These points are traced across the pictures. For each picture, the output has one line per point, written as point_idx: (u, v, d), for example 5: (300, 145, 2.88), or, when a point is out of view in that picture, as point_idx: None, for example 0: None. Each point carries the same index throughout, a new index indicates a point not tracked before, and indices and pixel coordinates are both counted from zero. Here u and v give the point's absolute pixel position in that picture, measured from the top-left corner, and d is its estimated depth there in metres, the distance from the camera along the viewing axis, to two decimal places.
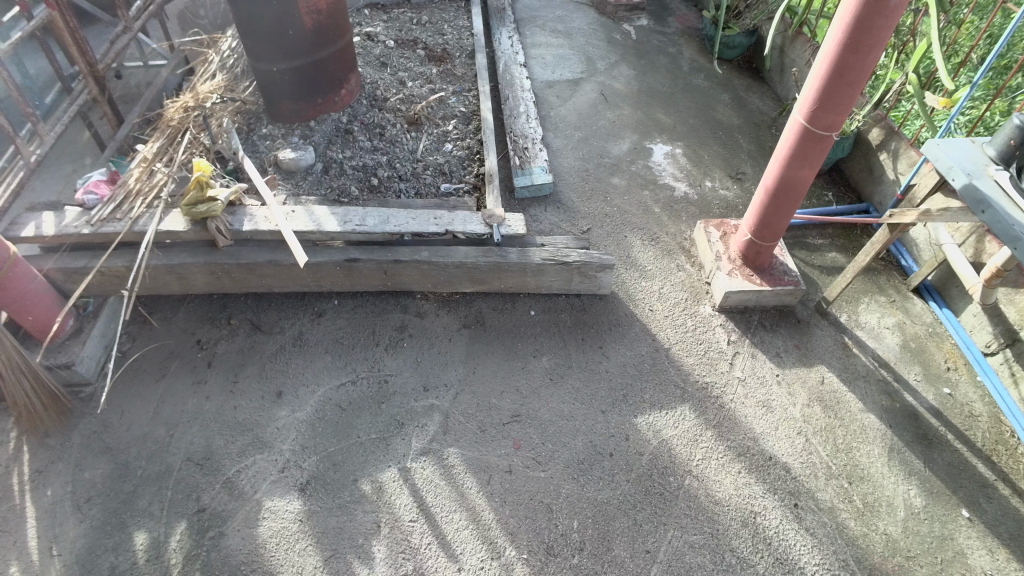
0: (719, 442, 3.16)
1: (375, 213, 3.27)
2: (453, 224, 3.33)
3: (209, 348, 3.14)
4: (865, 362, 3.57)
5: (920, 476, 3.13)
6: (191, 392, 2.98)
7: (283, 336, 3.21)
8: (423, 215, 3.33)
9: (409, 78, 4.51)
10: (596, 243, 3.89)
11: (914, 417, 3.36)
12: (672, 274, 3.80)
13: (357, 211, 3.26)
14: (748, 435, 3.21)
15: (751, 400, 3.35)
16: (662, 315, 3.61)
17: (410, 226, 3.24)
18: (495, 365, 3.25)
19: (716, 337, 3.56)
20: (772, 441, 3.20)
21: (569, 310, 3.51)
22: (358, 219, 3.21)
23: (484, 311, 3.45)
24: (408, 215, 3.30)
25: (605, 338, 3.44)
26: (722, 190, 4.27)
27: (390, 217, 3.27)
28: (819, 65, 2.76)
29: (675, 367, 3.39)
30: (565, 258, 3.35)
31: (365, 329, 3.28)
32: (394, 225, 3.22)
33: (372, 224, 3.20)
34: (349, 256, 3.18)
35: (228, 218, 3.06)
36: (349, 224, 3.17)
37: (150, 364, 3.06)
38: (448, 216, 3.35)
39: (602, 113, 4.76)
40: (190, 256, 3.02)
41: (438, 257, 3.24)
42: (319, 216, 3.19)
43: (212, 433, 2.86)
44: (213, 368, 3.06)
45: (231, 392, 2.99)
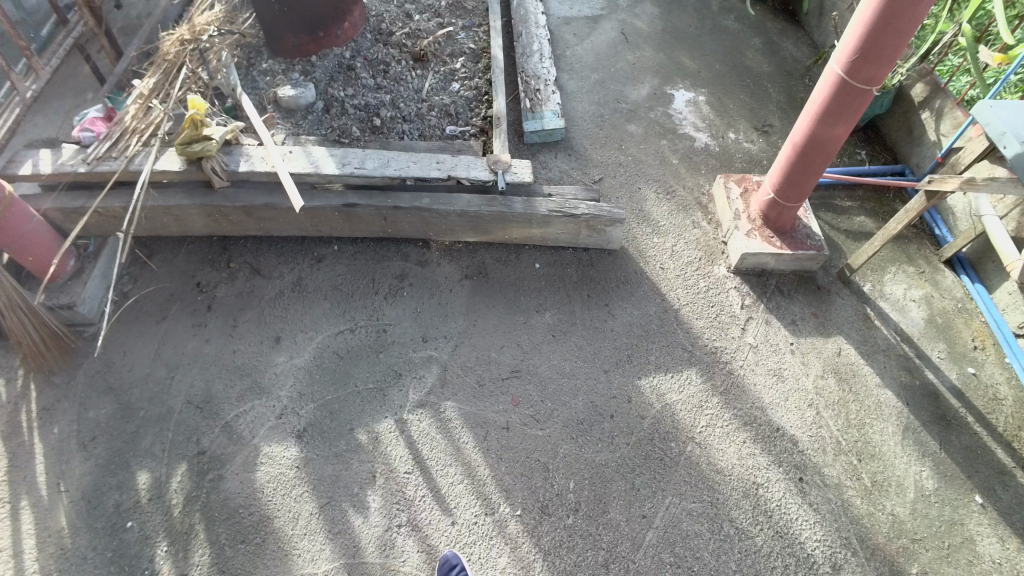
0: (725, 410, 3.06)
1: (375, 156, 3.12)
2: (455, 169, 3.17)
3: (209, 291, 3.12)
4: (886, 336, 3.45)
5: (935, 458, 3.05)
6: (192, 334, 2.98)
7: (283, 281, 3.17)
8: (423, 157, 3.18)
9: (416, 11, 4.19)
10: (607, 195, 3.70)
11: (934, 396, 3.25)
12: (687, 230, 3.62)
13: (356, 154, 3.11)
14: (756, 404, 3.10)
15: (762, 367, 3.20)
16: (673, 273, 3.46)
17: (411, 170, 3.09)
18: (497, 317, 3.17)
19: (730, 299, 3.40)
20: (781, 412, 3.09)
21: (575, 265, 3.40)
22: (357, 162, 3.07)
23: (487, 262, 3.34)
24: (408, 158, 3.15)
25: (612, 296, 3.32)
26: (745, 143, 4.04)
27: (390, 160, 3.12)
28: (863, 11, 2.52)
29: (684, 329, 3.25)
30: (573, 210, 3.20)
31: (365, 276, 3.21)
32: (394, 168, 3.08)
33: (371, 167, 3.06)
34: (348, 202, 3.07)
35: (225, 158, 2.95)
36: (348, 167, 3.04)
37: (151, 306, 3.06)
38: (450, 160, 3.19)
39: (621, 54, 4.45)
40: (187, 199, 2.98)
41: (440, 204, 3.11)
42: (317, 156, 3.06)
43: (211, 376, 2.87)
44: (214, 312, 3.05)
45: (231, 336, 2.98)
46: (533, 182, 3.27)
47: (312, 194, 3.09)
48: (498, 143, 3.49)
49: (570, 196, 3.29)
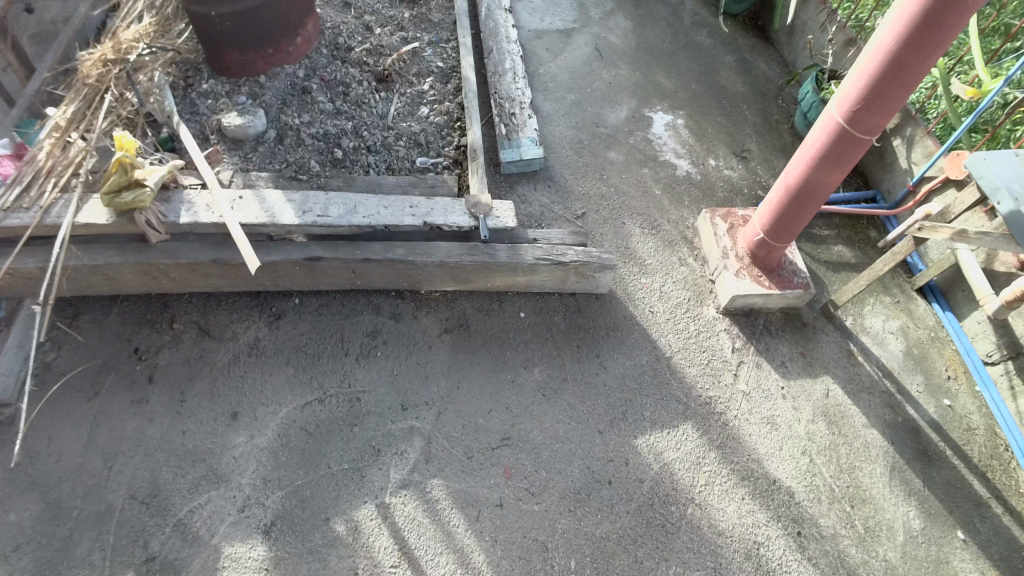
0: (723, 465, 2.85)
1: (341, 200, 2.79)
2: (432, 214, 2.90)
3: (151, 358, 2.81)
4: (870, 373, 3.26)
5: (919, 496, 2.91)
6: (130, 414, 2.67)
7: (237, 343, 2.88)
8: (395, 199, 2.89)
9: (376, 23, 3.94)
10: (590, 233, 3.47)
11: (915, 432, 3.10)
12: (675, 269, 3.40)
13: (320, 197, 2.77)
14: (752, 456, 2.89)
15: (756, 417, 2.99)
16: (664, 318, 3.23)
17: (383, 217, 2.81)
18: (481, 376, 2.92)
19: (722, 342, 3.18)
20: (776, 463, 2.89)
21: (562, 313, 3.15)
22: (322, 209, 2.73)
23: (468, 313, 3.08)
24: (379, 202, 2.85)
25: (602, 346, 3.08)
26: (726, 171, 3.88)
27: (358, 205, 2.81)
28: (867, 59, 2.28)
29: (677, 380, 3.04)
30: (561, 257, 2.95)
31: (331, 334, 2.94)
32: (365, 216, 2.78)
33: (338, 214, 2.74)
34: (313, 253, 2.73)
35: (162, 207, 2.58)
36: (309, 214, 2.70)
37: (81, 382, 2.72)
38: (426, 203, 2.93)
39: (597, 73, 4.26)
40: (118, 255, 2.57)
41: (417, 254, 2.81)
42: (273, 203, 2.70)
43: (159, 463, 2.56)
44: (155, 383, 2.75)
45: (178, 414, 2.69)
46: (517, 229, 3.00)
47: (269, 247, 2.71)
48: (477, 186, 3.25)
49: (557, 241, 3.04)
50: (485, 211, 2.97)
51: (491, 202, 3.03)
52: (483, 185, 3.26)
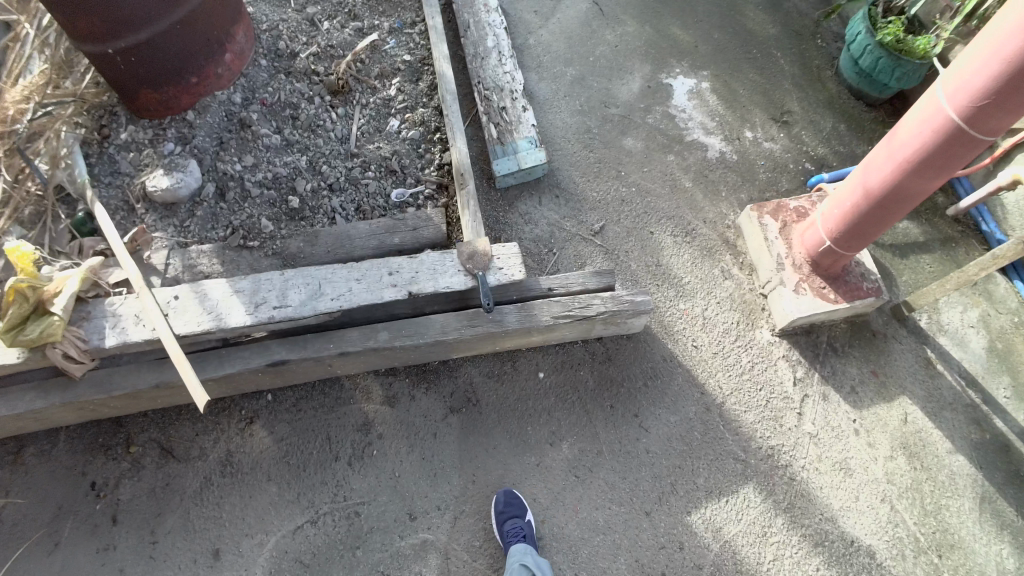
0: (793, 531, 2.35)
1: (301, 279, 2.28)
2: (417, 278, 2.37)
3: (112, 492, 2.45)
4: (952, 385, 2.57)
5: (1015, 529, 2.35)
6: (96, 566, 2.33)
7: (208, 463, 2.51)
8: (366, 264, 2.36)
9: (325, 15, 3.20)
10: (613, 251, 2.92)
11: (1005, 450, 2.48)
12: (716, 285, 2.82)
13: (275, 279, 2.26)
14: (825, 514, 2.37)
15: (827, 465, 2.44)
16: (710, 352, 2.68)
17: (355, 294, 2.29)
18: (503, 465, 2.52)
19: (781, 374, 2.61)
20: (854, 517, 2.35)
21: (587, 365, 2.68)
22: (278, 297, 2.23)
23: (476, 382, 2.65)
24: (348, 273, 2.33)
25: (639, 401, 2.61)
26: (766, 144, 3.20)
27: (322, 282, 2.29)
28: (1012, 35, 1.63)
29: (733, 431, 2.52)
30: (584, 310, 2.46)
31: (318, 435, 2.56)
32: (332, 296, 2.27)
33: (299, 301, 2.24)
34: (277, 356, 2.25)
35: (81, 328, 2.07)
36: (261, 307, 2.20)
37: (39, 531, 2.38)
38: (407, 263, 2.39)
39: (599, 34, 3.52)
40: (43, 397, 2.11)
41: (403, 338, 2.33)
42: (214, 296, 2.20)
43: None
44: (121, 525, 2.40)
45: (150, 559, 2.35)
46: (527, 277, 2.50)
47: (222, 358, 2.23)
48: (470, 232, 2.65)
49: (578, 286, 2.53)
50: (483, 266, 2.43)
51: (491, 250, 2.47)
52: (478, 225, 2.68)
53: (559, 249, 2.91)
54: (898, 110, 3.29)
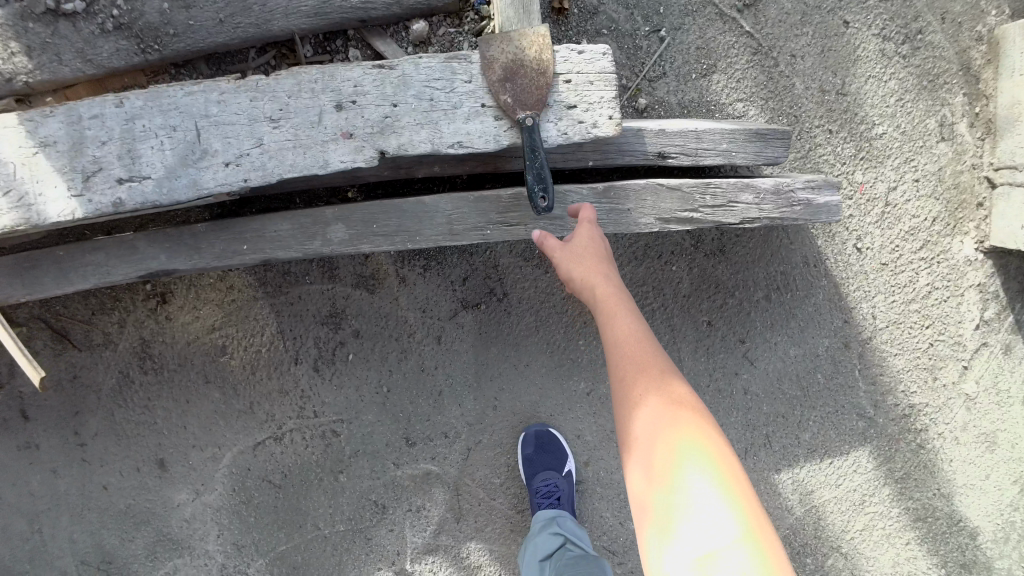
0: (896, 504, 1.86)
1: (161, 121, 1.27)
2: (395, 113, 1.34)
3: (8, 382, 1.80)
4: None
5: None
6: (24, 464, 1.83)
7: (121, 353, 1.81)
8: (288, 84, 1.30)
9: None
10: (769, 52, 1.81)
11: None
12: (926, 147, 1.80)
13: (110, 117, 1.26)
14: (943, 489, 1.86)
15: (972, 435, 1.85)
16: (879, 265, 1.81)
17: (273, 152, 1.31)
18: (538, 388, 1.86)
19: (964, 310, 1.82)
20: (975, 497, 1.87)
21: (686, 258, 1.82)
22: (123, 160, 1.27)
23: (504, 268, 1.82)
24: (254, 106, 1.30)
25: (754, 321, 1.82)
26: None
27: (204, 129, 1.29)
28: None
29: (867, 378, 1.83)
30: (731, 205, 1.53)
31: (264, 323, 1.81)
32: (226, 158, 1.30)
33: (164, 166, 1.28)
34: (157, 265, 1.42)
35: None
36: (95, 179, 1.27)
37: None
38: (375, 83, 1.33)
39: None
40: None
41: (374, 238, 1.45)
42: (5, 157, 1.25)
43: (95, 527, 1.84)
44: (36, 422, 1.82)
45: (86, 464, 1.83)
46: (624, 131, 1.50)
47: (63, 267, 1.41)
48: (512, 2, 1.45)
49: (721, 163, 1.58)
50: (537, 108, 1.39)
51: (554, 73, 1.40)
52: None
53: (672, 31, 1.81)
54: None
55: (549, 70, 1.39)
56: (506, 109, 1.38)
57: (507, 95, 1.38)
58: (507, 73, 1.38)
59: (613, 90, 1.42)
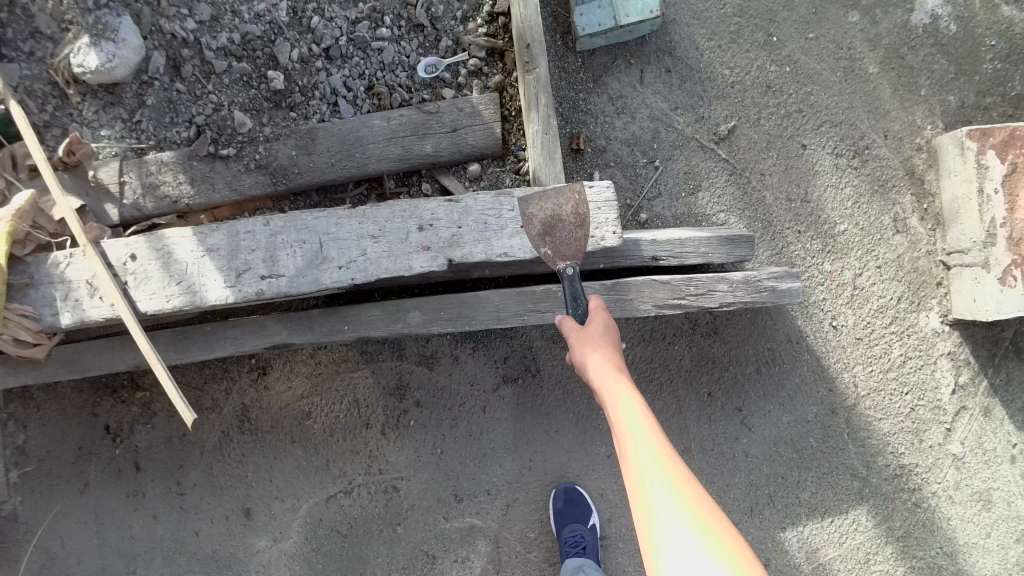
0: (901, 563, 2.01)
1: (295, 236, 1.64)
2: (461, 233, 1.72)
3: (128, 437, 2.08)
4: None
5: None
6: (130, 510, 2.08)
7: (224, 416, 2.08)
8: (385, 212, 1.68)
9: None
10: (742, 173, 2.20)
11: None
12: (883, 239, 2.12)
13: (259, 233, 1.62)
14: (947, 549, 2.00)
15: (966, 494, 2.01)
16: (852, 338, 2.08)
17: (372, 260, 1.67)
18: (566, 452, 2.13)
19: (939, 376, 2.04)
20: (979, 556, 1.99)
21: (684, 338, 2.12)
22: (266, 262, 1.62)
23: (536, 349, 2.12)
24: (361, 227, 1.67)
25: (748, 392, 2.10)
26: (1006, 10, 2.16)
27: (325, 243, 1.65)
28: None
29: (858, 441, 2.05)
30: (709, 295, 1.91)
31: (345, 393, 2.09)
32: (339, 263, 1.65)
33: (295, 269, 1.63)
34: (279, 339, 1.77)
35: (26, 303, 1.57)
36: (245, 276, 1.61)
37: (62, 470, 2.07)
38: (446, 212, 1.71)
39: None
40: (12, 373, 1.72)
41: (443, 322, 1.79)
42: (181, 259, 1.60)
43: (182, 569, 2.08)
44: (146, 472, 2.09)
45: (182, 511, 2.09)
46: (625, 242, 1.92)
47: (208, 338, 1.76)
48: (540, 153, 1.92)
49: (701, 261, 1.98)
50: (576, 252, 1.75)
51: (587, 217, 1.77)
52: (548, 139, 1.93)
53: (664, 161, 2.23)
54: None
55: (587, 219, 1.77)
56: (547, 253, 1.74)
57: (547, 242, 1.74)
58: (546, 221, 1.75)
59: (615, 211, 1.79)
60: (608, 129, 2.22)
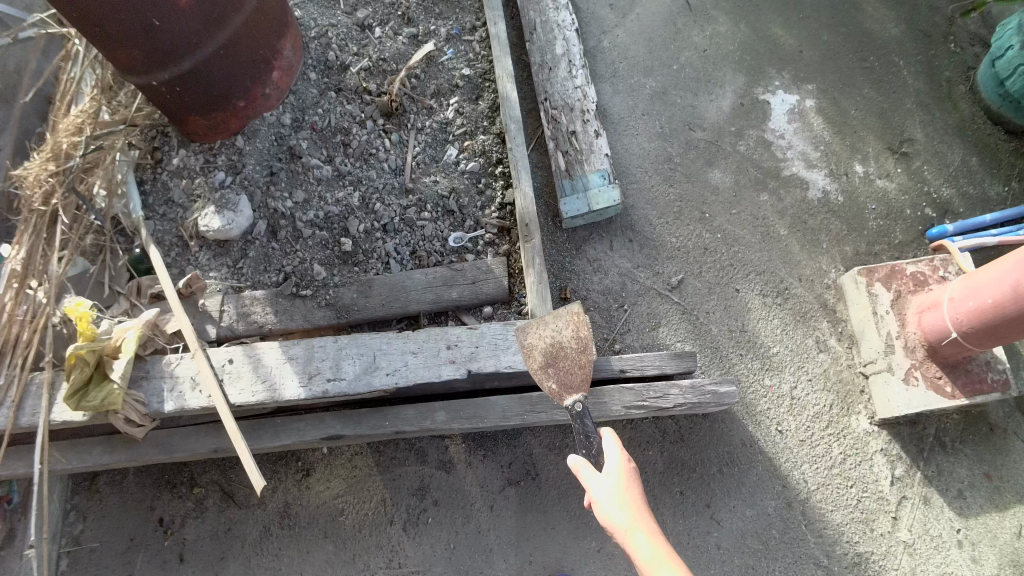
0: None
1: (355, 350, 2.29)
2: (478, 350, 2.31)
3: (178, 530, 2.59)
4: None
5: None
6: None
7: (267, 512, 2.59)
8: (423, 335, 2.32)
9: (377, 19, 2.99)
10: (691, 310, 2.67)
11: None
12: (810, 358, 2.55)
13: (328, 346, 2.30)
14: None
15: None
16: (796, 439, 2.43)
17: (410, 367, 2.27)
18: (562, 547, 2.44)
19: (877, 471, 2.35)
20: None
21: (657, 445, 2.46)
22: (331, 367, 2.27)
23: (534, 454, 2.55)
24: (405, 344, 2.30)
25: (713, 490, 2.40)
26: (879, 182, 2.79)
27: (378, 355, 2.28)
28: None
29: (816, 533, 2.30)
30: (660, 398, 2.28)
31: (374, 492, 2.56)
32: (386, 369, 2.27)
33: (353, 373, 2.26)
34: (333, 432, 2.29)
35: (140, 391, 2.22)
36: (315, 378, 2.25)
37: (111, 559, 2.56)
38: (467, 333, 2.33)
39: (686, 37, 3.12)
40: (110, 451, 2.34)
41: (462, 419, 2.28)
42: (270, 363, 2.27)
43: None
44: (188, 564, 2.55)
45: None
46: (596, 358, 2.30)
47: (276, 428, 2.31)
48: (536, 297, 2.55)
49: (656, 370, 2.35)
50: (584, 379, 1.99)
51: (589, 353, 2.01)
52: (543, 288, 2.57)
53: (630, 305, 2.70)
54: None
55: (586, 344, 2.01)
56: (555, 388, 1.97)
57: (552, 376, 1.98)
58: (547, 353, 2.00)
59: None
60: (587, 283, 2.73)
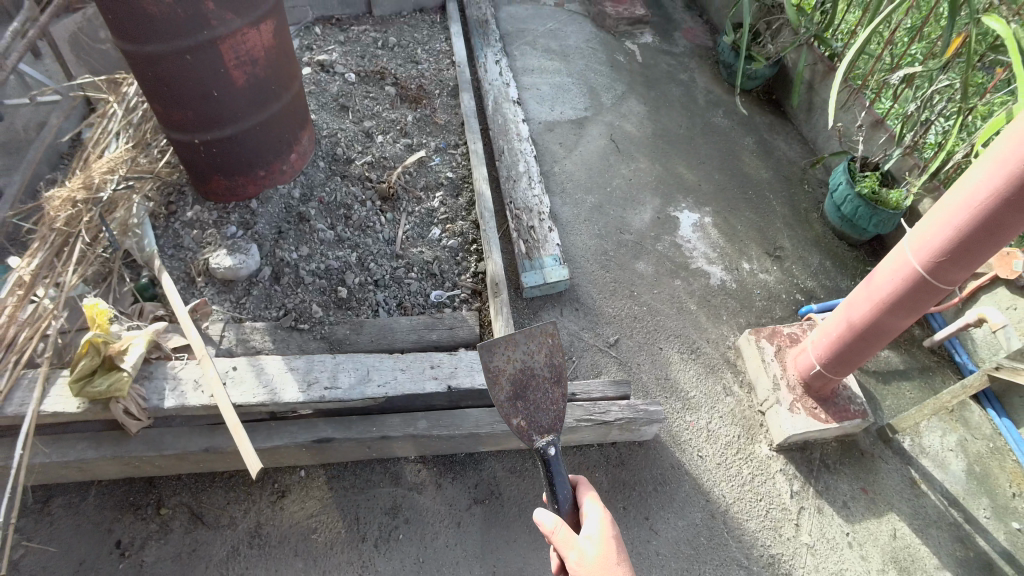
0: None
1: (351, 365, 2.65)
2: (457, 370, 2.73)
3: (138, 551, 2.56)
4: (935, 504, 2.85)
5: None
6: None
7: (237, 531, 2.65)
8: (409, 357, 2.73)
9: (378, 130, 3.77)
10: (626, 362, 3.23)
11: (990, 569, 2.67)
12: (719, 401, 3.13)
13: (326, 361, 2.64)
14: None
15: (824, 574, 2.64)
16: (715, 463, 2.93)
17: (398, 381, 2.64)
18: (522, 558, 2.68)
19: (779, 487, 2.87)
20: None
21: (603, 468, 2.88)
22: (329, 377, 2.59)
23: (497, 478, 2.88)
24: (394, 363, 2.69)
25: (650, 505, 2.79)
26: (761, 275, 3.62)
27: (372, 370, 2.65)
28: (935, 227, 2.16)
29: (736, 539, 2.71)
30: (604, 415, 2.76)
31: (346, 512, 2.73)
32: (377, 381, 2.62)
33: (348, 383, 2.59)
34: (323, 434, 2.58)
35: (143, 387, 2.44)
36: (313, 386, 2.55)
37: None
38: (447, 357, 2.76)
39: (614, 168, 4.05)
40: (94, 447, 2.46)
41: (440, 427, 2.67)
42: (273, 372, 2.57)
43: None
44: None
45: None
46: None
47: (270, 430, 2.57)
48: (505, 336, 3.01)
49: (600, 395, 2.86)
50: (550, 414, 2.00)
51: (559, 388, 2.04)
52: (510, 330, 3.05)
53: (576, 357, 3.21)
54: (876, 252, 3.77)
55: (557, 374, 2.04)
56: (525, 424, 1.97)
57: (523, 412, 1.97)
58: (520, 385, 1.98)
59: None
60: None
